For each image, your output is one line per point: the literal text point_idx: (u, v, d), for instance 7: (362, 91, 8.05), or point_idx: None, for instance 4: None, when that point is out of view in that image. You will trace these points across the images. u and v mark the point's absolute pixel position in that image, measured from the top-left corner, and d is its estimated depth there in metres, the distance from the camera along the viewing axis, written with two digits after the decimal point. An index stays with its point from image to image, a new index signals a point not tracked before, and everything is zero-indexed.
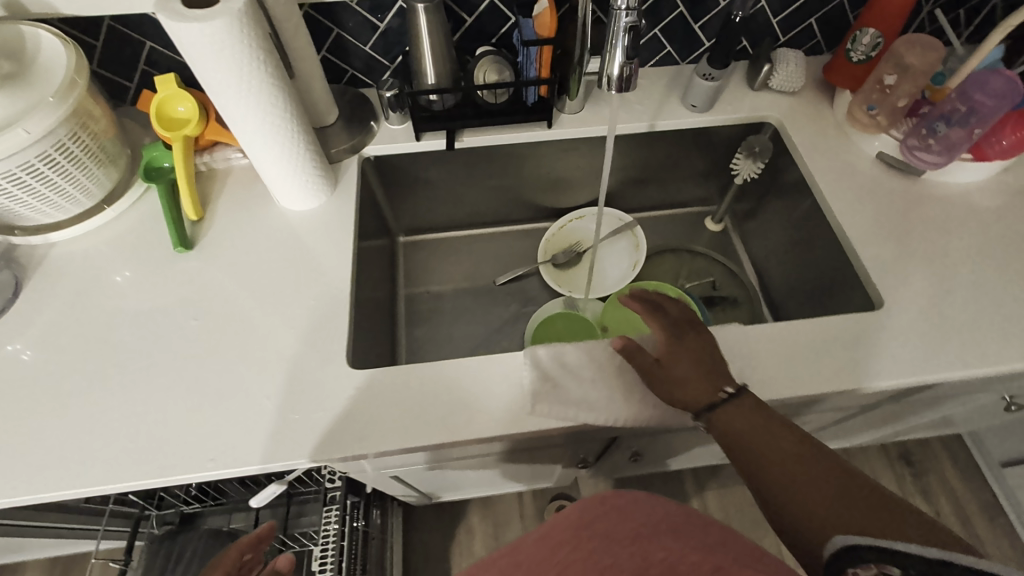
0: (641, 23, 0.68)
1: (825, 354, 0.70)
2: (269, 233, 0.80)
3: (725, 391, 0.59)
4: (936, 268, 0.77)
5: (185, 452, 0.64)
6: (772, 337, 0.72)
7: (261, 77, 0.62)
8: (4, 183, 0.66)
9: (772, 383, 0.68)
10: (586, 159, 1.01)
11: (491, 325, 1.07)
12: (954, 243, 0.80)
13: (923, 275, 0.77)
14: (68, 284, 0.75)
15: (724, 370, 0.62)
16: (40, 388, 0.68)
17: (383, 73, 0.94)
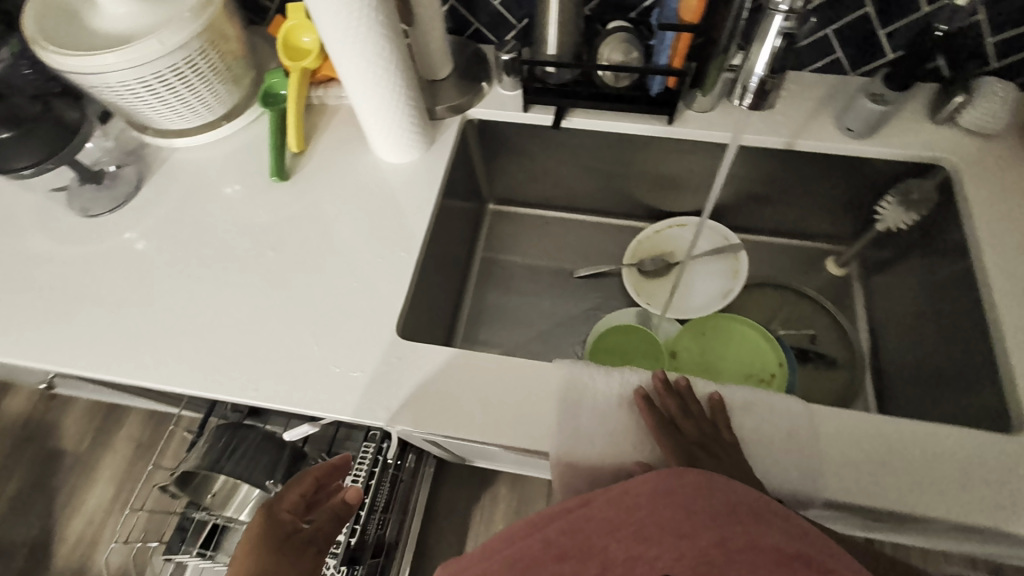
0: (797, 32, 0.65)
1: (929, 470, 0.59)
2: (359, 180, 0.80)
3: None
4: None
5: (239, 374, 0.67)
6: (860, 426, 0.61)
7: (370, 22, 0.60)
8: (139, 87, 0.71)
9: (852, 485, 0.59)
10: (702, 165, 0.91)
11: (557, 316, 1.03)
12: None
13: None
14: (181, 189, 0.81)
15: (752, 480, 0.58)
16: (142, 279, 0.74)
17: (508, 32, 0.88)
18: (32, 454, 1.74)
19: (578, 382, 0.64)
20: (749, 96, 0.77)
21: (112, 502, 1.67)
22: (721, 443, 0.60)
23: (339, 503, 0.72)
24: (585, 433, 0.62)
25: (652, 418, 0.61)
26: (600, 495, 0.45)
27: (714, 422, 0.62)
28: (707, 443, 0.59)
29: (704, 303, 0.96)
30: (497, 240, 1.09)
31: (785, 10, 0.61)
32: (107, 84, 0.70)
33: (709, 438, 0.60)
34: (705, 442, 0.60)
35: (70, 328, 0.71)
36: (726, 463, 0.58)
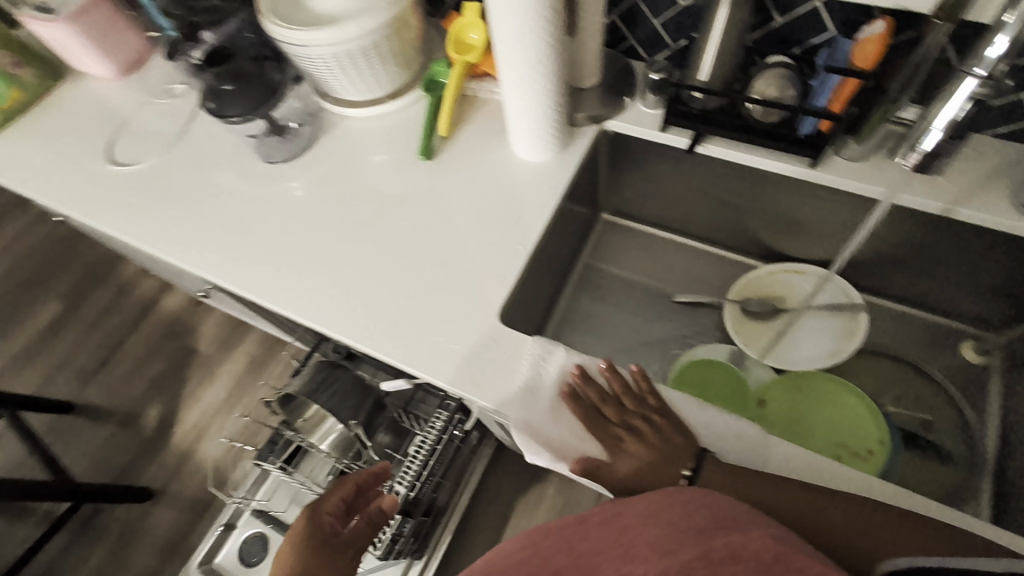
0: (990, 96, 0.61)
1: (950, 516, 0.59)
2: (492, 170, 0.87)
3: (683, 478, 0.65)
4: None
5: (358, 321, 0.77)
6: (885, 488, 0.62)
7: (540, 31, 0.64)
8: (331, 61, 0.83)
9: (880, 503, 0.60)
10: (838, 216, 0.86)
11: (647, 336, 1.03)
12: None
13: None
14: (342, 152, 0.93)
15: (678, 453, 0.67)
16: (298, 222, 0.87)
17: (662, 51, 0.90)
18: (173, 347, 2.07)
19: (549, 357, 0.71)
20: (911, 159, 0.71)
21: (223, 403, 1.94)
22: (646, 419, 0.69)
23: (377, 510, 0.81)
24: (538, 401, 0.70)
25: (579, 411, 0.70)
26: (596, 516, 0.51)
27: (638, 398, 0.70)
28: (629, 420, 0.69)
29: (806, 359, 0.91)
30: (603, 249, 1.11)
31: (981, 75, 0.59)
32: (308, 55, 0.83)
33: (631, 415, 0.69)
34: (630, 422, 0.69)
35: (236, 253, 0.86)
36: (650, 438, 0.68)
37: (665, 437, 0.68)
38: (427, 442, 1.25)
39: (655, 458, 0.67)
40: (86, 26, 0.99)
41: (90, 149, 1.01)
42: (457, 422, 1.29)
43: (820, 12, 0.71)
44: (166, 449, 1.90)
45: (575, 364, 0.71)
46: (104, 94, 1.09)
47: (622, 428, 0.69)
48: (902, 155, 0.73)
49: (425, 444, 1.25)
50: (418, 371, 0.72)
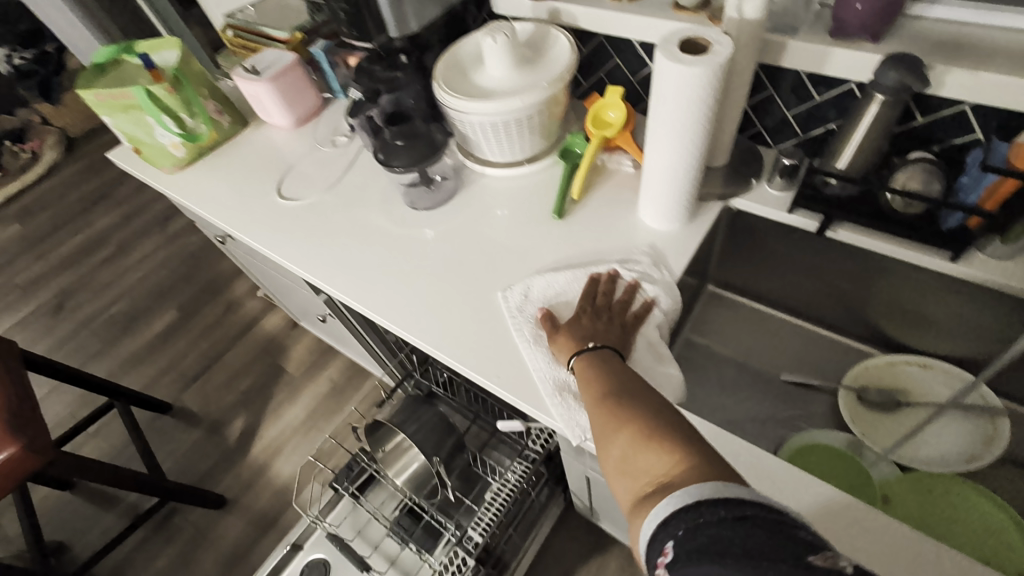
0: None
1: None
2: (616, 234, 0.92)
3: (588, 346, 0.76)
4: None
5: (492, 361, 0.83)
6: None
7: (698, 117, 0.70)
8: (488, 127, 0.95)
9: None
10: (977, 314, 0.82)
11: (749, 413, 1.00)
12: None
13: None
14: (475, 205, 1.04)
15: (604, 336, 0.77)
16: (428, 261, 0.97)
17: (790, 139, 0.94)
18: (266, 364, 2.23)
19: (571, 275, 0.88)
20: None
21: (303, 423, 2.04)
22: (616, 314, 0.82)
23: None
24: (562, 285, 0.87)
25: (587, 288, 0.84)
26: None
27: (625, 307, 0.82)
28: (596, 308, 0.82)
29: (932, 456, 0.86)
30: (707, 321, 1.11)
31: None
32: (469, 121, 0.95)
33: (600, 307, 0.82)
34: (604, 308, 0.82)
35: (383, 283, 0.96)
36: (603, 326, 0.80)
37: (617, 330, 0.79)
38: (505, 490, 1.26)
39: (605, 331, 0.79)
40: (280, 86, 1.19)
41: (262, 184, 1.19)
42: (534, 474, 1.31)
43: (968, 115, 0.74)
44: (244, 460, 2.00)
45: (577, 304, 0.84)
46: (277, 139, 1.28)
47: (596, 306, 0.82)
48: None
49: (501, 492, 1.27)
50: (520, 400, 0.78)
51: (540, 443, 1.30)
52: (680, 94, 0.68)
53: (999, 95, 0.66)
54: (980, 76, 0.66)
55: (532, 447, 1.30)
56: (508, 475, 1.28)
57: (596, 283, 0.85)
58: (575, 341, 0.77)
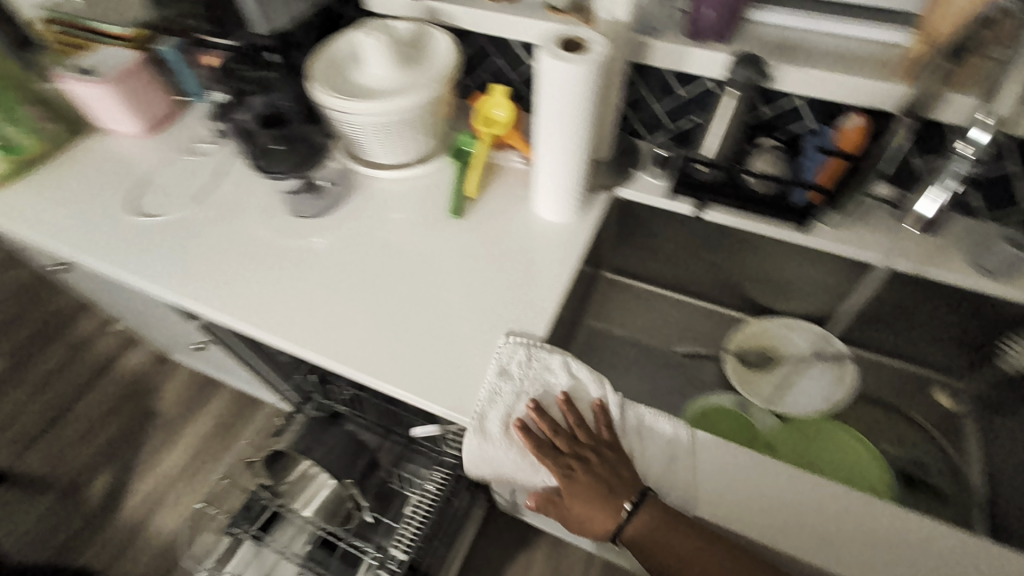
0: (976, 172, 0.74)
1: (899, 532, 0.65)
2: (514, 231, 0.94)
3: (624, 509, 0.69)
4: None
5: (402, 370, 0.80)
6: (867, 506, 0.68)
7: (581, 114, 0.74)
8: (373, 127, 0.91)
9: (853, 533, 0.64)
10: (823, 275, 0.96)
11: (650, 388, 1.07)
12: None
13: None
14: (367, 210, 0.99)
15: (624, 486, 0.71)
16: (321, 274, 0.92)
17: (662, 131, 1.02)
18: (132, 409, 1.93)
19: (465, 282, 0.89)
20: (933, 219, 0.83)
21: (185, 469, 1.80)
22: (598, 450, 0.73)
23: None
24: (452, 302, 0.87)
25: (530, 442, 0.73)
26: None
27: (592, 431, 0.74)
28: (581, 452, 0.72)
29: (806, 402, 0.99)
30: (606, 305, 1.17)
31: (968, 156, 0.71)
32: (354, 122, 0.91)
33: (584, 447, 0.73)
34: (581, 451, 0.72)
35: (270, 301, 0.88)
36: (602, 470, 0.71)
37: (616, 470, 0.71)
38: (426, 499, 1.24)
39: (604, 488, 0.71)
40: (125, 89, 1.05)
41: (110, 201, 1.03)
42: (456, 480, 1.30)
43: (800, 106, 0.86)
44: (113, 522, 1.72)
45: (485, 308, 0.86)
46: (123, 148, 1.12)
47: (573, 458, 0.72)
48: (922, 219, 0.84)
49: (422, 502, 1.24)
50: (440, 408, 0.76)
51: (457, 445, 1.28)
52: (565, 91, 0.70)
53: (823, 88, 0.78)
54: (809, 73, 0.77)
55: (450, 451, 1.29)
56: (428, 484, 1.26)
57: (542, 434, 0.74)
58: (606, 522, 0.70)
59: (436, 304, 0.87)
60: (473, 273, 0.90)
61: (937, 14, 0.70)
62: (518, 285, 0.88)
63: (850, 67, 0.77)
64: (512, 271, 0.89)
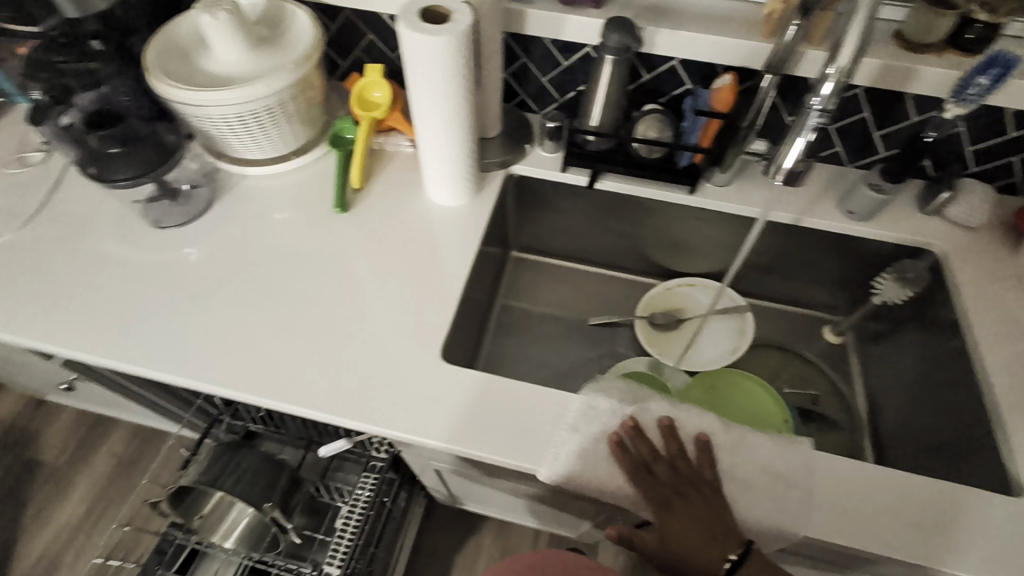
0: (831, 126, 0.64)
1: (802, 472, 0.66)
2: (410, 219, 0.89)
3: (731, 556, 0.62)
4: None
5: (297, 385, 0.74)
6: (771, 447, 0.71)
7: (456, 89, 0.69)
8: (233, 120, 0.81)
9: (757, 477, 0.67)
10: (716, 231, 1.00)
11: (569, 361, 1.08)
12: None
13: None
14: (243, 211, 0.90)
15: (731, 532, 0.63)
16: (198, 288, 0.82)
17: (551, 104, 1.00)
18: (6, 463, 1.68)
19: (364, 279, 0.83)
20: (778, 176, 0.71)
21: (82, 521, 1.59)
22: (697, 484, 0.65)
23: None
24: (350, 302, 0.81)
25: (622, 463, 0.66)
26: None
27: (695, 465, 0.66)
28: (681, 483, 0.65)
29: (709, 360, 1.03)
30: (518, 285, 1.15)
31: (817, 108, 0.62)
32: (207, 115, 0.80)
33: (683, 479, 0.65)
34: (679, 484, 0.65)
35: (138, 325, 0.78)
36: (694, 504, 0.64)
37: (717, 513, 0.64)
38: (355, 509, 1.16)
39: (707, 531, 0.63)
40: None
41: None
42: (388, 484, 1.23)
43: (677, 69, 0.86)
44: None
45: (386, 305, 0.81)
46: None
47: (671, 486, 0.65)
48: (770, 174, 0.73)
49: (352, 514, 1.15)
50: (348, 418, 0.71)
51: (382, 448, 1.19)
52: (432, 66, 0.65)
53: (694, 50, 0.79)
54: (678, 34, 0.78)
55: (376, 456, 1.18)
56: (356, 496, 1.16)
57: (637, 459, 0.66)
58: (705, 568, 0.62)
59: (334, 308, 0.81)
60: (373, 268, 0.84)
61: None
62: (419, 276, 0.83)
63: (717, 26, 0.79)
64: (413, 263, 0.85)
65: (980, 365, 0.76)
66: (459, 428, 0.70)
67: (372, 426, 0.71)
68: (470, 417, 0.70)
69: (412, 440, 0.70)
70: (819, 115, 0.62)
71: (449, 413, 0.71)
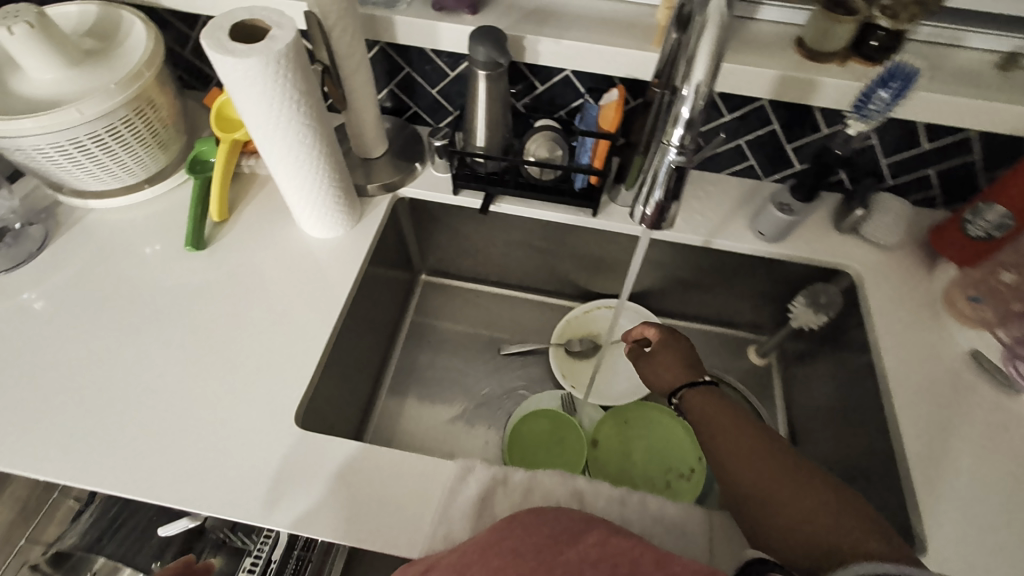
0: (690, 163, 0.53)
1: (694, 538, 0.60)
2: (280, 254, 0.79)
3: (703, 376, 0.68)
4: (970, 500, 0.64)
5: (113, 464, 0.62)
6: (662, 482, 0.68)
7: (292, 115, 0.59)
8: (52, 152, 0.69)
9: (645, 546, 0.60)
10: (629, 252, 0.93)
11: (481, 393, 1.00)
12: (1010, 480, 0.65)
13: (961, 508, 0.63)
14: (90, 249, 0.79)
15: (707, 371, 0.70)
16: (26, 343, 0.71)
17: (446, 117, 0.91)
18: None
19: (220, 329, 0.72)
20: (641, 216, 0.60)
21: None
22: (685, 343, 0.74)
23: None
24: (201, 357, 0.70)
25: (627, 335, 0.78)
26: (502, 544, 0.45)
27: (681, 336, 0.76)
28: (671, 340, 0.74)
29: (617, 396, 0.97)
30: (429, 311, 1.07)
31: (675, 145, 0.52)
32: (17, 148, 0.67)
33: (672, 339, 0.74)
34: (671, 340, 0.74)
35: None
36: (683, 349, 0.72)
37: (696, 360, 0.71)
38: None
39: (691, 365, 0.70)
40: None
41: None
42: None
43: (572, 79, 0.78)
44: None
45: (243, 360, 0.70)
46: None
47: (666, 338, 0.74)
48: (636, 213, 0.61)
49: None
50: (186, 504, 0.60)
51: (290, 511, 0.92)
52: (252, 91, 0.55)
53: (580, 60, 0.71)
54: (561, 44, 0.70)
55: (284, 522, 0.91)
56: None
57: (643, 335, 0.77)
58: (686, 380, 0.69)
59: (181, 364, 0.69)
60: (232, 316, 0.73)
61: None
62: (286, 322, 0.73)
63: (604, 34, 0.71)
64: (281, 309, 0.74)
65: (887, 400, 0.71)
66: (302, 512, 0.59)
67: (212, 513, 0.60)
68: (319, 499, 0.60)
69: (261, 528, 0.59)
70: (677, 154, 0.53)
71: (293, 494, 0.61)
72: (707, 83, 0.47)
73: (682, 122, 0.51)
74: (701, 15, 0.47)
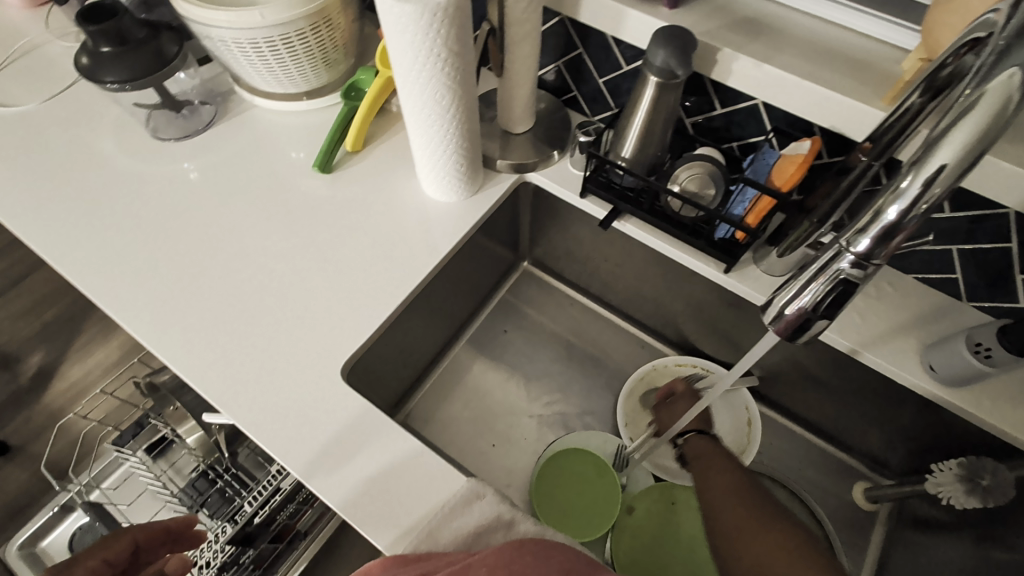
0: (863, 282, 0.39)
1: None
2: (393, 201, 0.79)
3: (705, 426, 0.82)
4: None
5: (189, 345, 0.68)
6: None
7: (434, 73, 0.56)
8: (233, 47, 0.74)
9: None
10: (753, 324, 0.79)
11: (537, 401, 0.95)
12: None
13: None
14: (243, 141, 0.85)
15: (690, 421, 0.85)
16: (167, 207, 0.78)
17: (604, 112, 0.82)
18: None
19: (312, 254, 0.74)
20: (772, 320, 0.44)
21: None
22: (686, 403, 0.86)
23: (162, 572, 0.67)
24: (290, 274, 0.73)
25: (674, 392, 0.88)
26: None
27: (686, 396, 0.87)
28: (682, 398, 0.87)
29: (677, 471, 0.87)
30: (516, 302, 1.01)
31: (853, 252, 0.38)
32: (207, 36, 0.73)
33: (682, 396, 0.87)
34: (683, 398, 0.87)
35: (96, 230, 0.76)
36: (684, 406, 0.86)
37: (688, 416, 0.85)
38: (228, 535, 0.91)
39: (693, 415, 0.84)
40: None
41: None
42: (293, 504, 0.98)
43: (760, 111, 0.66)
44: None
45: (323, 292, 0.71)
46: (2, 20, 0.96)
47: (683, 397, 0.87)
48: (764, 310, 0.46)
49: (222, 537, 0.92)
50: (228, 408, 0.64)
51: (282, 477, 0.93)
52: (402, 38, 0.53)
53: (779, 93, 0.58)
54: (762, 68, 0.57)
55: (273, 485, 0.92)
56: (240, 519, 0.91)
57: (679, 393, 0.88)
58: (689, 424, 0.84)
59: (271, 275, 0.73)
60: (328, 246, 0.75)
61: (941, 16, 0.48)
62: (371, 270, 0.73)
63: (822, 71, 0.57)
64: (373, 257, 0.74)
65: None
66: (318, 466, 0.61)
67: (246, 426, 0.63)
68: (337, 460, 0.61)
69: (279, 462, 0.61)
70: (854, 263, 0.38)
71: (319, 441, 0.62)
72: (953, 174, 0.33)
73: (883, 225, 0.36)
74: (968, 88, 0.33)
